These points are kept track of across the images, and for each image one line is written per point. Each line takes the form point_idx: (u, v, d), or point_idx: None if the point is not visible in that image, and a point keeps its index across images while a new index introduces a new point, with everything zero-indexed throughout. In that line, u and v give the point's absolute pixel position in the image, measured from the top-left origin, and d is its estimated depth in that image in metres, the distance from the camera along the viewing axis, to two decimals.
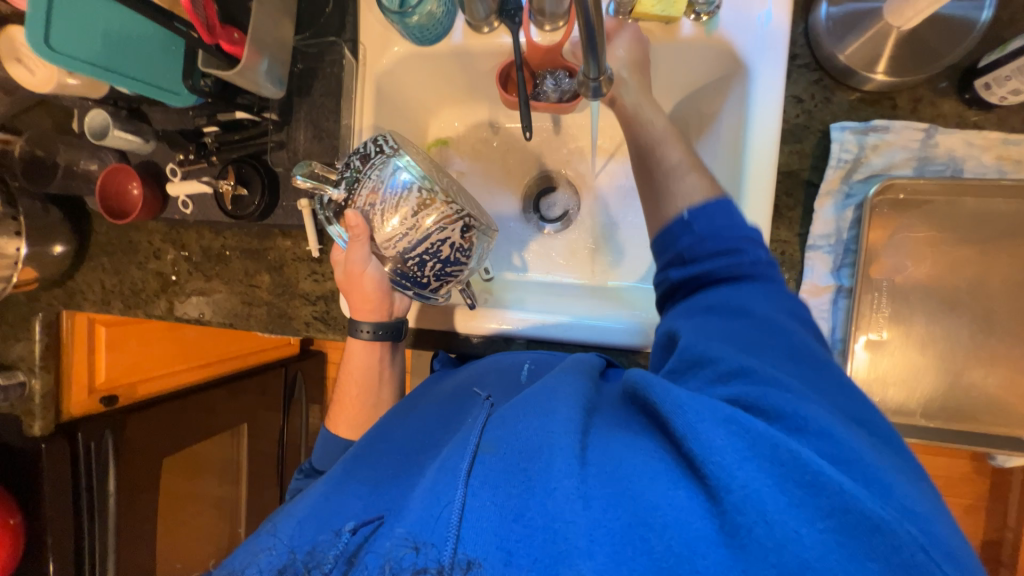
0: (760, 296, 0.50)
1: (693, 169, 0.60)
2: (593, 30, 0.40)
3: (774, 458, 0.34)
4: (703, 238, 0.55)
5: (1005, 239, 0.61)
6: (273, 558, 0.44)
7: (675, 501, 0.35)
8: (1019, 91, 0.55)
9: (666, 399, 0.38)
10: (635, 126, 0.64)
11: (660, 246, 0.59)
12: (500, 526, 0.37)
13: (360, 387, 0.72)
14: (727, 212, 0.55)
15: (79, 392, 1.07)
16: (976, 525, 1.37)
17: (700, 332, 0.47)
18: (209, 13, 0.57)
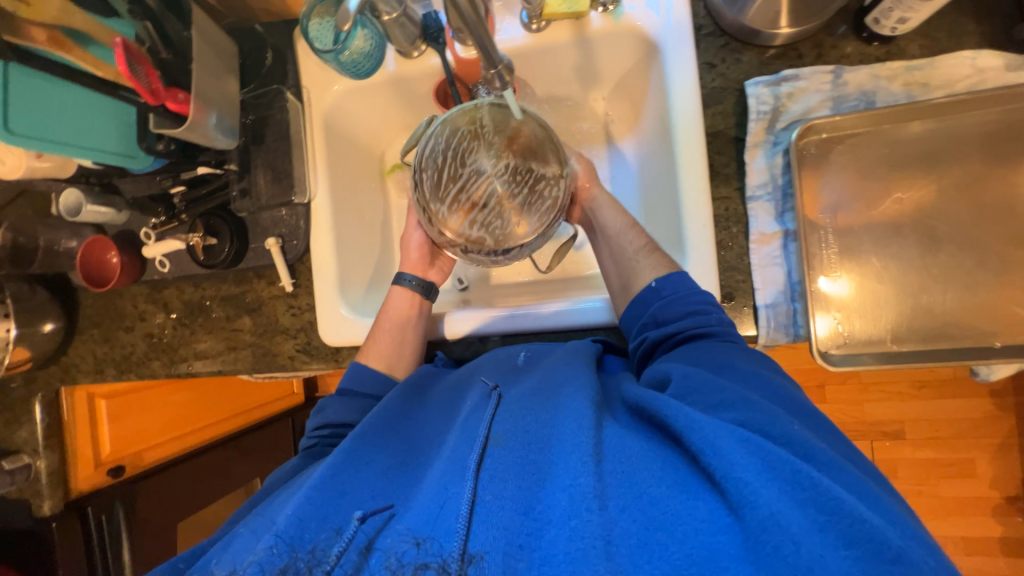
0: (731, 350, 0.54)
1: (652, 250, 0.68)
2: (476, 28, 0.45)
3: (793, 478, 0.36)
4: (671, 301, 0.61)
5: (930, 158, 0.63)
6: (273, 557, 0.43)
7: (695, 514, 0.37)
8: (905, 20, 0.59)
9: (683, 420, 0.43)
10: (597, 220, 0.74)
11: (634, 315, 0.65)
12: (511, 519, 0.40)
13: (392, 322, 0.75)
14: (686, 282, 0.63)
15: (85, 466, 1.08)
16: (1012, 463, 1.33)
17: (690, 368, 0.51)
18: (152, 78, 0.61)
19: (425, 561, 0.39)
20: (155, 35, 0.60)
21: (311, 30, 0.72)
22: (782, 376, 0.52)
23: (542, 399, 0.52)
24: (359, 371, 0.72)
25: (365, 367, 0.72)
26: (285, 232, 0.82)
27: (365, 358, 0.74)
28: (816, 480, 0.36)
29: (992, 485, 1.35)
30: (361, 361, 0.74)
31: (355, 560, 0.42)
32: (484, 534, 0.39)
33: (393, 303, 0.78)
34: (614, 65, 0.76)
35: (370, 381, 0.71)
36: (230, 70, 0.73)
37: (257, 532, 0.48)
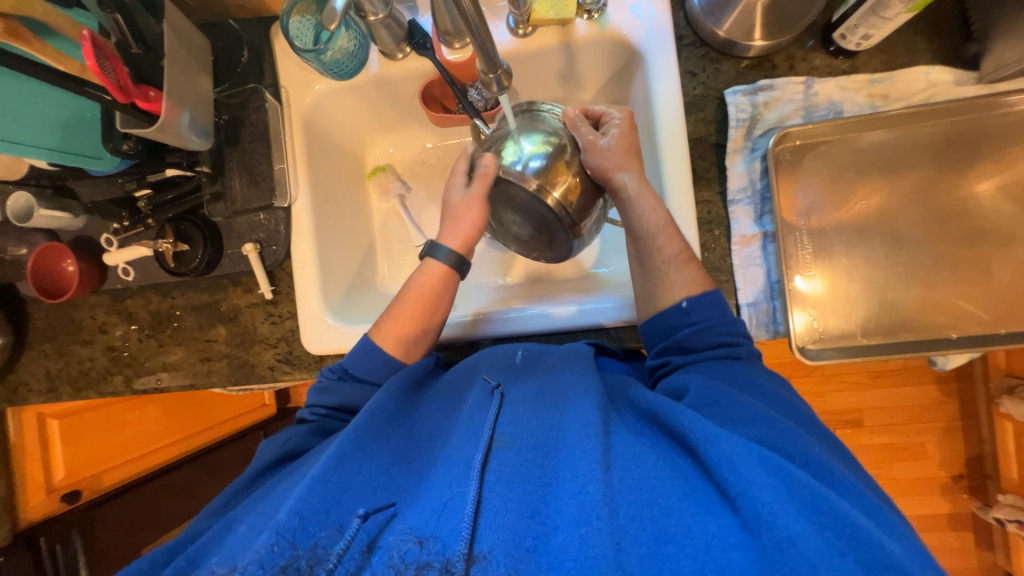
0: (756, 370, 0.56)
1: (687, 261, 0.64)
2: (478, 30, 0.45)
3: (809, 501, 0.38)
4: (699, 329, 0.60)
5: (891, 165, 0.68)
6: (273, 553, 0.41)
7: (708, 528, 0.38)
8: (870, 36, 0.63)
9: (703, 439, 0.43)
10: (627, 212, 0.67)
11: (658, 331, 0.63)
12: (519, 522, 0.40)
13: (423, 306, 0.70)
14: (719, 306, 0.61)
15: (36, 492, 1.02)
16: (957, 444, 1.44)
17: (708, 383, 0.53)
18: (120, 74, 0.56)
19: (427, 561, 0.39)
20: (125, 28, 0.57)
21: (291, 27, 0.70)
22: (793, 398, 0.54)
23: (551, 400, 0.52)
24: (369, 352, 0.68)
25: (378, 348, 0.68)
26: (263, 237, 0.78)
27: (378, 335, 0.70)
28: (834, 505, 0.38)
29: (940, 466, 1.46)
30: (373, 338, 0.69)
31: (356, 559, 0.41)
32: (494, 536, 0.39)
33: (418, 282, 0.72)
34: (599, 71, 0.78)
35: (371, 366, 0.67)
36: (202, 68, 0.69)
37: (248, 525, 0.46)
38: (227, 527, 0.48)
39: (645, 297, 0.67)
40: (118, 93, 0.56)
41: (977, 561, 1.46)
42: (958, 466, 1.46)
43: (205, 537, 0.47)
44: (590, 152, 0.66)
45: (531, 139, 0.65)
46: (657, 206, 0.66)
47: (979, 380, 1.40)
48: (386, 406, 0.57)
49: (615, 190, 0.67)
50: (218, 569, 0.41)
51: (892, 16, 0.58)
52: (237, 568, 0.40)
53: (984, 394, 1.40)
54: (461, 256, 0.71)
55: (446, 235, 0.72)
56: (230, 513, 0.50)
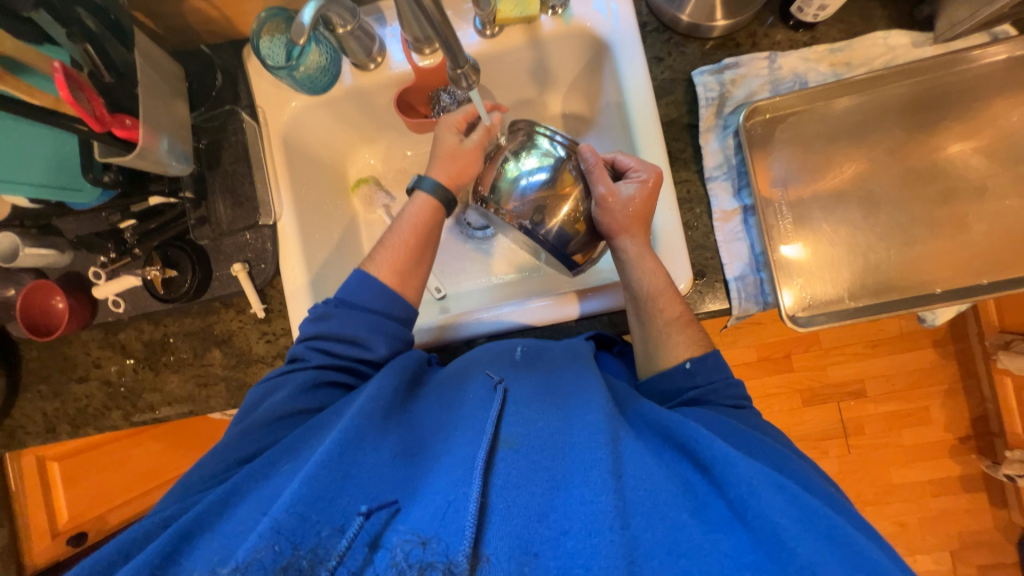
0: (758, 417, 0.59)
1: (687, 324, 0.63)
2: (441, 30, 0.46)
3: (830, 533, 0.38)
4: (706, 392, 0.60)
5: (861, 129, 0.70)
6: (277, 555, 0.41)
7: (719, 546, 0.38)
8: (825, 6, 0.64)
9: (720, 460, 0.44)
10: (626, 272, 0.66)
11: (664, 392, 0.62)
12: (527, 526, 0.41)
13: (417, 238, 0.72)
14: (721, 368, 0.62)
15: (41, 538, 1.02)
16: (960, 405, 1.45)
17: (710, 417, 0.55)
18: (95, 104, 0.57)
19: (431, 561, 0.39)
20: (97, 59, 0.58)
21: (262, 48, 0.72)
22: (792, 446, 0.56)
23: (555, 401, 0.53)
24: (365, 282, 0.69)
25: (372, 281, 0.69)
26: (251, 256, 0.79)
27: (371, 268, 0.71)
28: (853, 537, 0.38)
29: (947, 429, 1.46)
30: (368, 270, 0.70)
31: (359, 557, 0.42)
32: (499, 540, 0.40)
33: (410, 214, 0.73)
34: (570, 64, 0.80)
35: (372, 295, 0.68)
36: (177, 94, 0.70)
37: (246, 520, 0.46)
38: (227, 501, 0.51)
39: (640, 343, 0.66)
40: (94, 122, 0.57)
41: (993, 521, 1.46)
42: (964, 427, 1.47)
43: (206, 506, 0.49)
44: (603, 209, 0.64)
45: (536, 160, 0.64)
46: (654, 271, 0.65)
47: (975, 339, 1.41)
48: (390, 401, 0.58)
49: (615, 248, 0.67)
50: (220, 568, 0.42)
51: None
52: (235, 566, 0.41)
53: (981, 353, 1.41)
54: (448, 192, 0.74)
55: (438, 169, 0.74)
56: (228, 485, 0.52)
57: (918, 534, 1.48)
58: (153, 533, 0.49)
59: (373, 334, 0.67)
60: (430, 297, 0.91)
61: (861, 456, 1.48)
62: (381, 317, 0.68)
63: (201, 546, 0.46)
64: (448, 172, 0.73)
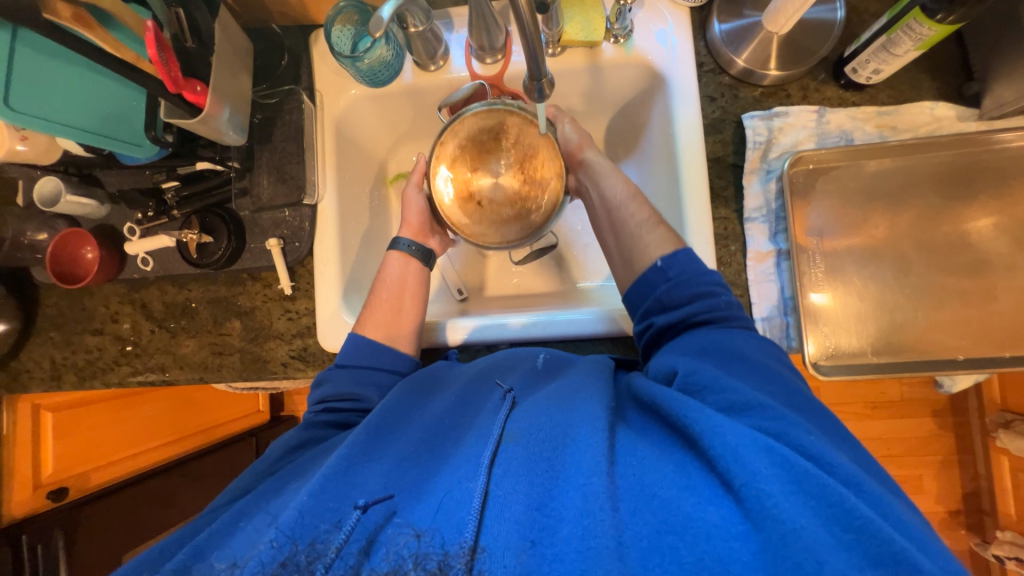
0: (744, 338, 0.56)
1: (658, 223, 0.68)
2: (530, 39, 0.48)
3: (818, 493, 0.37)
4: (677, 284, 0.62)
5: (899, 191, 0.72)
6: (274, 550, 0.42)
7: (709, 517, 0.38)
8: (879, 71, 0.67)
9: (703, 423, 0.43)
10: (598, 185, 0.75)
11: (639, 295, 0.65)
12: (525, 513, 0.40)
13: (390, 290, 0.76)
14: (693, 263, 0.63)
15: (22, 489, 1.00)
16: (954, 479, 1.44)
17: (692, 363, 0.53)
18: (172, 66, 0.59)
19: (426, 553, 0.40)
20: (185, 24, 0.60)
21: (332, 34, 0.75)
22: (793, 377, 0.53)
23: (555, 397, 0.53)
24: (356, 343, 0.71)
25: (364, 340, 0.71)
26: (287, 233, 0.79)
27: (363, 327, 0.73)
28: (842, 495, 0.37)
29: (938, 501, 1.45)
30: (357, 330, 0.73)
31: (356, 554, 0.42)
32: (496, 529, 0.39)
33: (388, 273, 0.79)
34: (622, 93, 0.82)
35: (369, 354, 0.70)
36: (244, 67, 0.72)
37: (256, 524, 0.47)
38: (236, 522, 0.50)
39: (621, 263, 0.71)
40: (171, 82, 0.58)
41: None
42: (955, 500, 1.46)
43: (213, 530, 0.49)
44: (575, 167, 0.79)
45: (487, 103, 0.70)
46: (622, 180, 0.74)
47: (975, 415, 1.41)
48: (393, 408, 0.60)
49: (619, 230, 0.71)
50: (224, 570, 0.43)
51: (902, 53, 0.63)
52: (240, 564, 0.43)
53: (979, 429, 1.41)
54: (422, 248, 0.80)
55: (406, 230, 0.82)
56: (241, 505, 0.52)
57: None
58: (168, 552, 0.49)
59: (365, 386, 0.68)
60: (452, 297, 0.93)
61: None
62: (371, 369, 0.69)
63: (212, 555, 0.46)
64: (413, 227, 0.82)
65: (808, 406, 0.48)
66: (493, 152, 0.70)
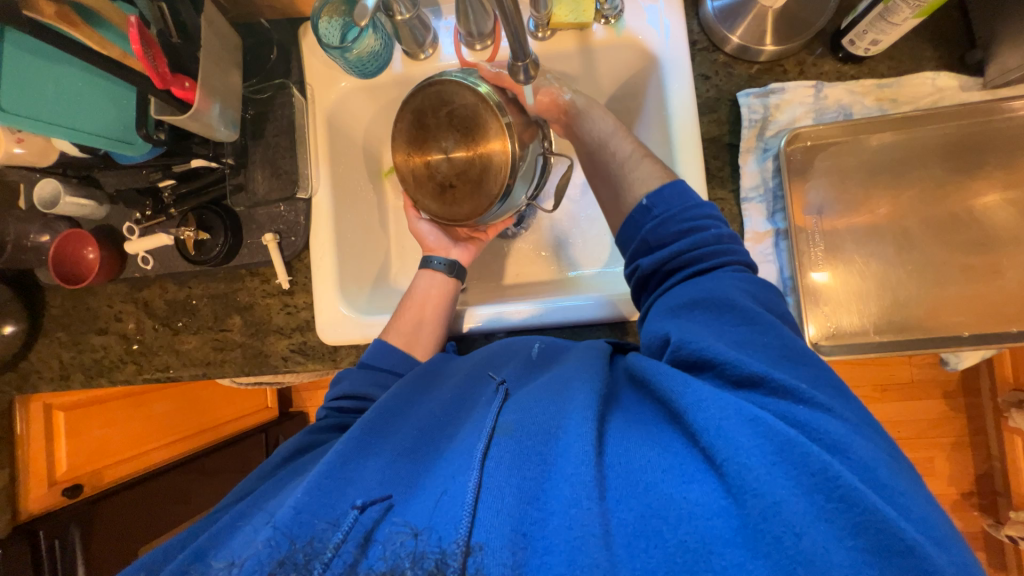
0: (734, 283, 0.53)
1: (644, 158, 0.66)
2: (512, 19, 0.47)
3: (800, 464, 0.37)
4: (664, 221, 0.59)
5: (900, 165, 0.70)
6: (272, 549, 0.43)
7: (691, 494, 0.38)
8: (878, 41, 0.65)
9: (687, 400, 0.43)
10: (582, 126, 0.72)
11: (627, 238, 0.63)
12: (517, 506, 0.40)
13: (419, 305, 0.76)
14: (681, 196, 0.60)
15: (38, 484, 1.02)
16: (966, 460, 1.42)
17: (681, 320, 0.51)
18: (160, 62, 0.59)
19: (423, 552, 0.40)
20: (169, 19, 0.60)
21: (319, 26, 0.74)
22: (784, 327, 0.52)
23: (547, 384, 0.52)
24: (379, 351, 0.71)
25: (386, 347, 0.71)
26: (283, 228, 0.80)
27: (386, 335, 0.73)
28: (825, 464, 0.37)
29: (950, 482, 1.43)
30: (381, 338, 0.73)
31: (353, 552, 0.42)
32: (488, 522, 0.39)
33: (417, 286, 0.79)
34: (615, 75, 0.81)
35: (389, 358, 0.70)
36: (234, 62, 0.72)
37: (255, 524, 0.48)
38: (242, 517, 0.51)
39: (609, 204, 0.69)
40: (158, 78, 0.58)
41: None
42: (967, 482, 1.44)
43: (215, 532, 0.49)
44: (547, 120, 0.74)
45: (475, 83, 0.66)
46: (608, 117, 0.71)
47: (987, 394, 1.38)
48: (391, 404, 0.59)
49: (607, 169, 0.68)
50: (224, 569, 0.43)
51: (899, 21, 0.61)
52: (238, 564, 0.43)
53: (991, 409, 1.38)
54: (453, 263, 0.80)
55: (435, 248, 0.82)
56: (243, 506, 0.53)
57: None
58: (170, 554, 0.50)
59: (380, 389, 0.68)
60: None
61: None
62: (390, 374, 0.69)
63: (212, 555, 0.46)
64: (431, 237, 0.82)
65: (799, 356, 0.47)
66: (436, 131, 0.67)
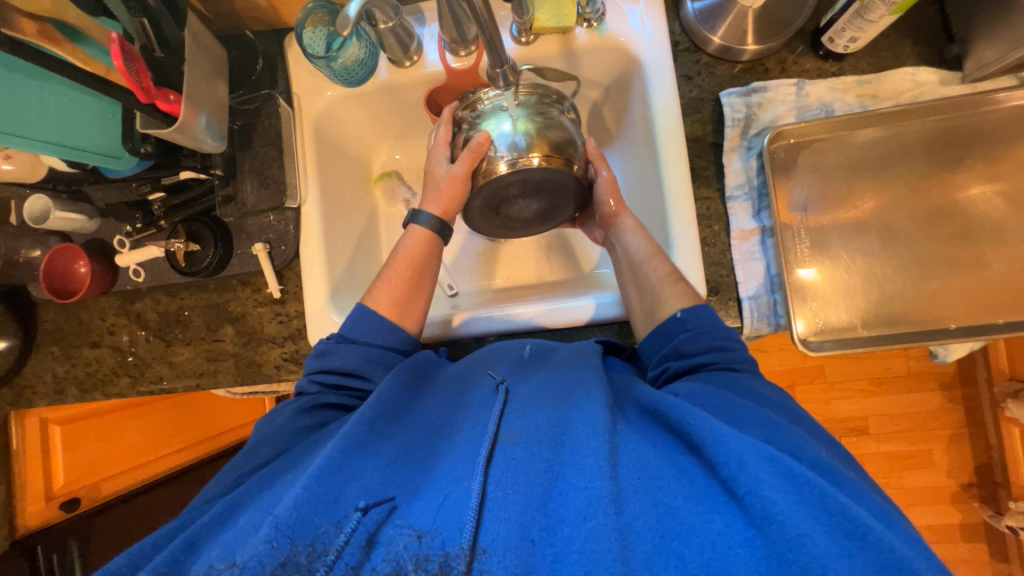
0: (759, 383, 0.56)
1: (678, 280, 0.66)
2: (487, 27, 0.49)
3: (820, 503, 0.37)
4: (695, 334, 0.61)
5: (883, 160, 0.71)
6: (273, 549, 0.41)
7: (712, 526, 0.38)
8: (856, 39, 0.66)
9: (707, 434, 0.43)
10: (621, 243, 0.74)
11: (656, 343, 0.65)
12: (524, 514, 0.40)
13: (414, 270, 0.73)
14: (712, 318, 0.63)
15: (35, 500, 1.02)
16: (965, 452, 1.42)
17: (701, 391, 0.53)
18: (144, 76, 0.59)
19: (428, 555, 0.39)
20: (151, 33, 0.60)
21: (304, 37, 0.75)
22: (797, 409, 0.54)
23: (555, 396, 0.52)
24: (365, 317, 0.70)
25: (372, 316, 0.70)
26: (273, 237, 0.80)
27: (372, 303, 0.72)
28: (843, 504, 0.37)
29: (949, 475, 1.43)
30: (367, 305, 0.72)
31: (357, 554, 0.41)
32: (496, 529, 0.39)
33: (406, 247, 0.75)
34: (600, 78, 0.82)
35: (376, 331, 0.69)
36: (220, 75, 0.73)
37: (248, 519, 0.46)
38: (231, 512, 0.50)
39: (639, 316, 0.69)
40: (141, 94, 0.58)
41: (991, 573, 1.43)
42: (967, 473, 1.43)
43: (210, 518, 0.49)
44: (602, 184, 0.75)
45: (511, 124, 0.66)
46: (644, 237, 0.72)
47: (984, 386, 1.38)
48: (388, 401, 0.57)
49: (643, 288, 0.69)
50: (218, 565, 0.42)
51: (876, 18, 0.61)
52: (238, 563, 0.41)
53: (988, 400, 1.38)
54: (442, 221, 0.74)
55: (432, 201, 0.73)
56: (234, 496, 0.52)
57: None
58: (161, 544, 0.49)
59: (370, 365, 0.67)
60: (442, 294, 0.93)
61: None
62: (379, 349, 0.68)
63: (204, 551, 0.46)
64: (443, 203, 0.72)
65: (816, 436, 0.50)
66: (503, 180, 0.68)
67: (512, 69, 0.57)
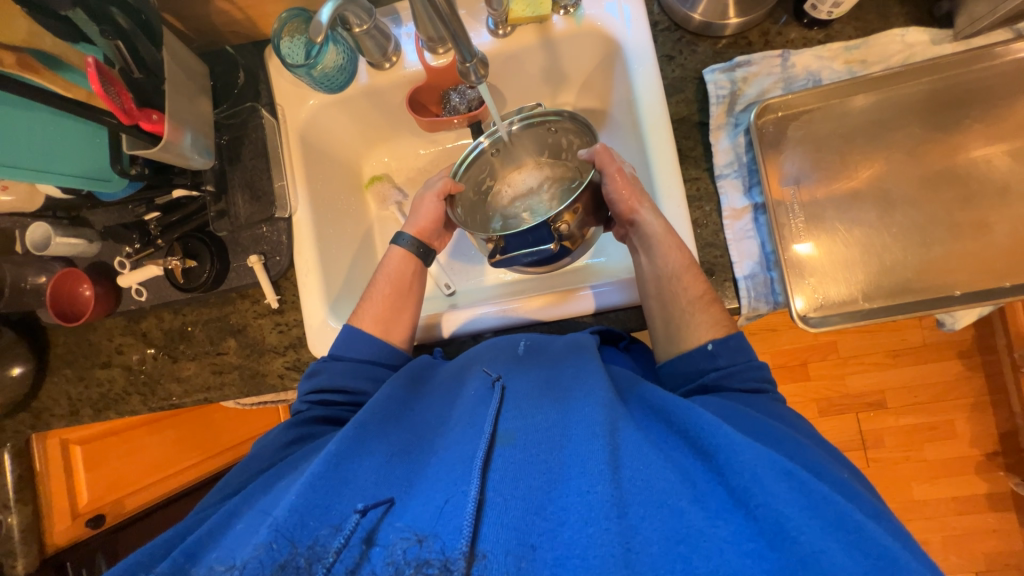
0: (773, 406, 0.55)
1: (710, 304, 0.64)
2: (450, 22, 0.49)
3: (838, 520, 0.37)
4: (728, 373, 0.59)
5: (876, 127, 0.69)
6: (273, 551, 0.42)
7: (719, 532, 0.37)
8: (839, 3, 0.64)
9: (719, 446, 0.42)
10: (647, 253, 0.68)
11: (685, 373, 0.62)
12: (524, 516, 0.40)
13: (393, 286, 0.75)
14: (744, 350, 0.60)
15: (63, 519, 1.05)
16: (986, 420, 1.39)
17: (717, 404, 0.53)
18: (124, 98, 0.61)
19: (427, 559, 0.39)
20: (126, 54, 0.60)
21: (283, 47, 0.76)
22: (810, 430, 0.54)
23: (553, 397, 0.52)
24: (354, 336, 0.71)
25: (359, 333, 0.71)
26: (267, 249, 0.81)
27: (362, 320, 0.73)
28: (860, 525, 0.37)
29: (971, 445, 1.40)
30: (355, 324, 0.73)
31: (355, 556, 0.42)
32: (495, 533, 0.39)
33: (385, 267, 0.78)
34: (582, 65, 0.81)
35: (365, 345, 0.70)
36: (204, 91, 0.74)
37: (250, 521, 0.47)
38: (228, 522, 0.51)
39: (660, 338, 0.67)
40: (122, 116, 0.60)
41: None
42: (990, 443, 1.40)
43: (208, 528, 0.50)
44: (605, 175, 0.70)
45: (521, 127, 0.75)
46: (673, 248, 0.67)
47: (1005, 352, 1.34)
48: (387, 406, 0.58)
49: (667, 309, 0.66)
50: (218, 566, 0.43)
51: None
52: (237, 565, 0.42)
53: (1009, 365, 1.34)
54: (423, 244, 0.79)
55: (414, 224, 0.79)
56: (233, 505, 0.53)
57: (941, 554, 1.41)
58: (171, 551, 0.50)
59: (359, 380, 0.68)
60: (440, 293, 0.93)
61: (881, 471, 1.42)
62: (370, 364, 0.69)
63: (204, 557, 0.46)
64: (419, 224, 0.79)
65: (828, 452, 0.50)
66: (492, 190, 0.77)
67: (466, 53, 0.55)
